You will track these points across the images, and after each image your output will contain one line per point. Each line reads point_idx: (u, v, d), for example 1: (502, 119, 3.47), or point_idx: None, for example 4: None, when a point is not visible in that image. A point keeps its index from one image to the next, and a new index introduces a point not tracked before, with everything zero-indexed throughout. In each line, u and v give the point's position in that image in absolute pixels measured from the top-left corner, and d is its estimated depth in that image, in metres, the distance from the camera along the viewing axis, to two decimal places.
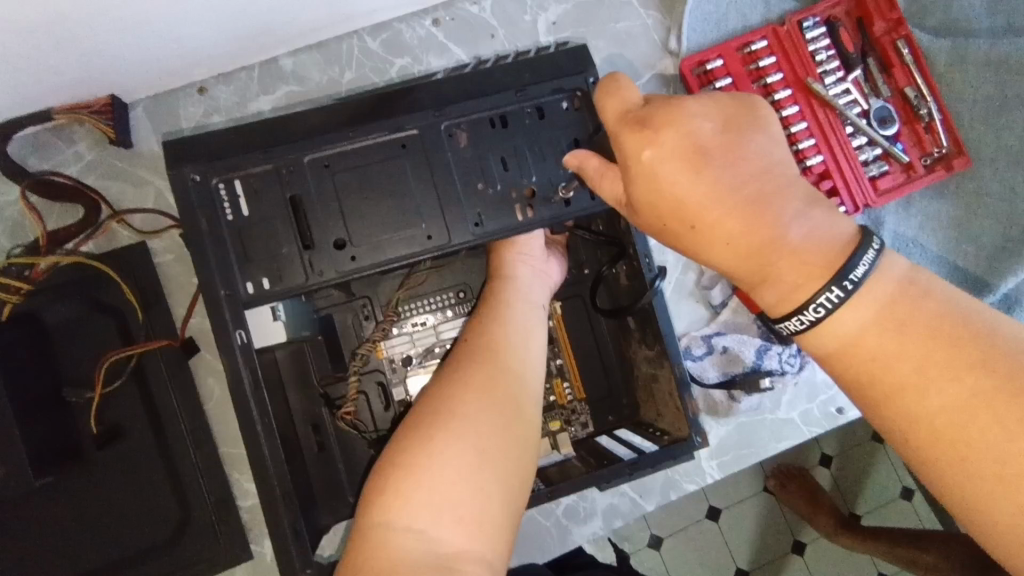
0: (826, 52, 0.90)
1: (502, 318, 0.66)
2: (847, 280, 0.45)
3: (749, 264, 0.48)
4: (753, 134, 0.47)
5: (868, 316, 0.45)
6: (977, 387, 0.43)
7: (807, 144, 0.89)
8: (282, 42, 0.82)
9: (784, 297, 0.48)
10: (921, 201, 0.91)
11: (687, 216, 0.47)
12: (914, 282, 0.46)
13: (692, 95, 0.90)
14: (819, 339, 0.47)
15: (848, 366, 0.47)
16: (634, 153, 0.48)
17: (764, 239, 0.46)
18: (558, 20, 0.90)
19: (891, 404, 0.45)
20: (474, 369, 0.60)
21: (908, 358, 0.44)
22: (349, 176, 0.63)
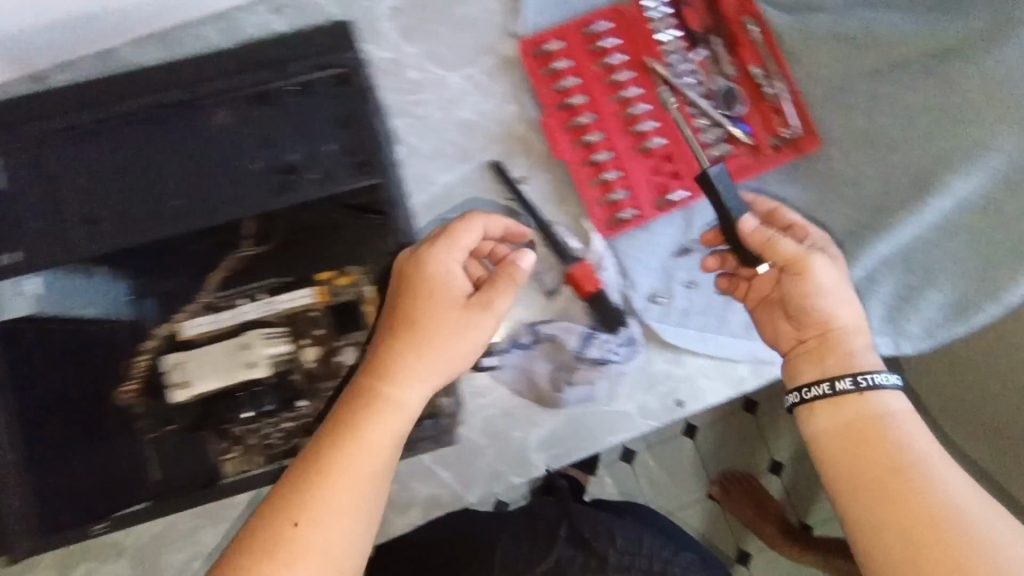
0: (670, 31, 0.87)
1: (352, 454, 0.64)
2: (860, 377, 0.70)
3: (853, 331, 0.73)
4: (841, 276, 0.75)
5: (850, 411, 0.70)
6: (965, 487, 0.64)
7: (648, 127, 0.86)
8: (111, 29, 0.83)
9: (848, 364, 0.72)
10: (774, 185, 0.87)
11: (837, 270, 0.75)
12: (876, 417, 0.69)
13: (531, 77, 0.88)
14: (872, 403, 0.69)
15: (864, 439, 0.68)
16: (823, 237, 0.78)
17: (831, 331, 0.73)
18: (398, 6, 0.89)
19: (896, 473, 0.65)
20: (309, 521, 0.62)
21: (853, 444, 0.68)
22: (105, 153, 0.64)
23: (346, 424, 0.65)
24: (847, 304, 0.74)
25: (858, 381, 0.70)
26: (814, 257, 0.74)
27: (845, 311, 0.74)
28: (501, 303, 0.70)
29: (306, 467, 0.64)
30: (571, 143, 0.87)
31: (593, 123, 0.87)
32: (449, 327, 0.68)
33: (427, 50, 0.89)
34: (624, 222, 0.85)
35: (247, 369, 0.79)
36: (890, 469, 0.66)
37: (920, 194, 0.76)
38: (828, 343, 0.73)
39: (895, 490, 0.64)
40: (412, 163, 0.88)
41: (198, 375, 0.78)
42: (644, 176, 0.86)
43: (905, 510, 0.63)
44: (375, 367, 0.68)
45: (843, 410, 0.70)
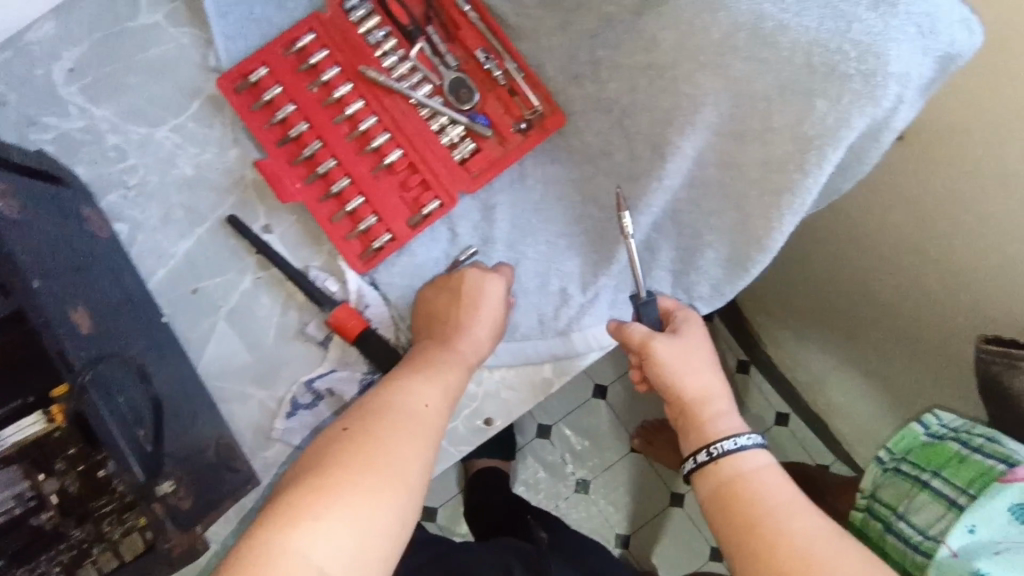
0: (380, 30, 0.79)
1: (422, 381, 0.66)
2: (713, 448, 0.66)
3: (705, 401, 0.69)
4: (707, 355, 0.71)
5: (722, 476, 0.65)
6: (826, 526, 0.59)
7: (382, 140, 0.79)
8: None
9: (708, 434, 0.68)
10: (536, 170, 0.82)
11: (690, 348, 0.70)
12: (744, 480, 0.63)
13: (241, 113, 0.79)
14: (729, 466, 0.65)
15: (734, 502, 0.62)
16: (687, 313, 0.73)
17: (694, 399, 0.69)
18: (76, 65, 0.80)
19: (754, 526, 0.60)
20: (373, 432, 0.60)
21: (728, 514, 0.62)
22: None
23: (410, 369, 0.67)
24: (705, 379, 0.70)
25: (710, 451, 0.66)
26: (659, 339, 0.69)
27: (699, 388, 0.69)
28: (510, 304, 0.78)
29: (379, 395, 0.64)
30: (306, 178, 0.79)
31: (324, 149, 0.79)
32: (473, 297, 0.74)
33: (125, 107, 0.80)
34: (379, 250, 0.78)
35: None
36: (750, 526, 0.60)
37: (658, 158, 0.70)
38: (687, 414, 0.70)
39: (755, 546, 0.59)
40: (139, 238, 0.79)
41: None
42: (393, 194, 0.79)
43: (774, 564, 0.57)
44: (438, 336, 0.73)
45: (712, 479, 0.65)
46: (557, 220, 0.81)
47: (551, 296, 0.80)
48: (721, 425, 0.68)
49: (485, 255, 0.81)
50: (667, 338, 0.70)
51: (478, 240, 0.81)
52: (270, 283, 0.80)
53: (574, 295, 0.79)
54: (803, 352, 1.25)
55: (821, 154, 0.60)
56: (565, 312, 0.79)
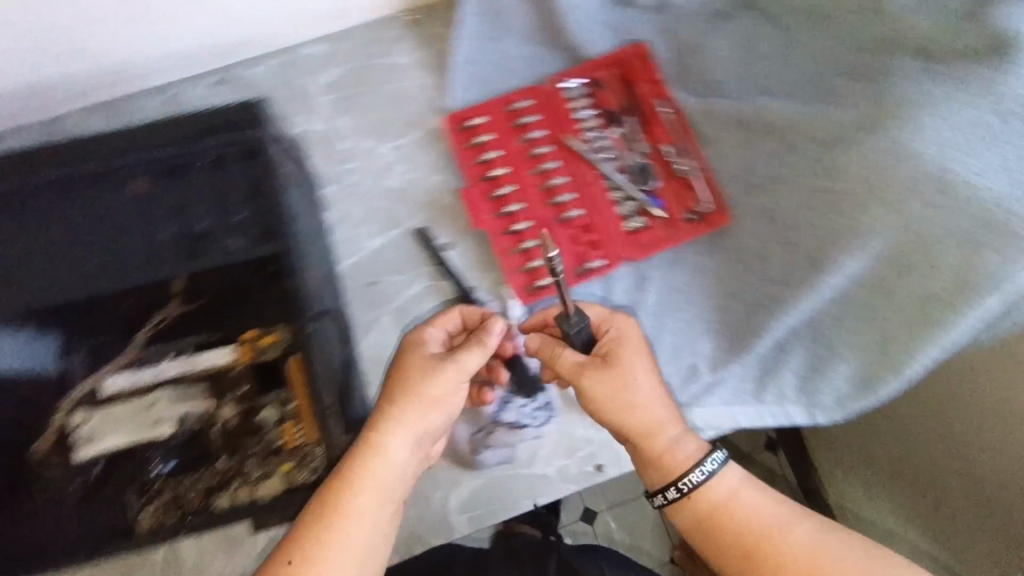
0: (587, 110, 0.93)
1: (356, 497, 0.66)
2: (683, 483, 0.69)
3: (655, 426, 0.70)
4: (644, 370, 0.71)
5: (703, 504, 0.69)
6: (815, 537, 0.66)
7: (567, 198, 0.91)
8: (66, 97, 0.90)
9: (670, 468, 0.70)
10: (690, 257, 0.90)
11: (626, 379, 0.71)
12: (727, 506, 0.68)
13: (456, 149, 0.93)
14: (704, 497, 0.69)
15: (724, 528, 0.68)
16: (624, 331, 0.73)
17: (646, 424, 0.70)
18: (335, 80, 0.95)
19: (750, 554, 0.66)
20: (310, 563, 0.62)
21: (722, 538, 0.68)
22: (29, 220, 0.69)
23: (347, 477, 0.66)
24: (653, 404, 0.70)
25: (681, 487, 0.69)
26: (587, 374, 0.71)
27: (653, 416, 0.70)
28: (468, 359, 0.72)
29: (321, 512, 0.64)
30: (493, 213, 0.91)
31: (516, 193, 0.91)
32: (420, 376, 0.71)
33: (360, 122, 0.95)
34: (541, 288, 0.88)
35: (160, 428, 0.81)
36: (746, 556, 0.66)
37: (816, 271, 0.78)
38: (644, 447, 0.71)
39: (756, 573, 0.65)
40: (341, 228, 0.92)
41: (116, 433, 0.80)
42: (564, 245, 0.90)
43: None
44: (375, 420, 0.70)
45: (687, 510, 0.70)
46: (702, 303, 0.89)
47: (681, 368, 0.88)
48: (678, 453, 0.69)
49: (630, 318, 0.90)
50: (596, 373, 0.71)
51: (627, 303, 0.91)
52: (438, 294, 0.89)
53: (703, 373, 0.88)
54: (868, 509, 1.02)
55: (976, 296, 0.68)
56: (691, 387, 0.87)
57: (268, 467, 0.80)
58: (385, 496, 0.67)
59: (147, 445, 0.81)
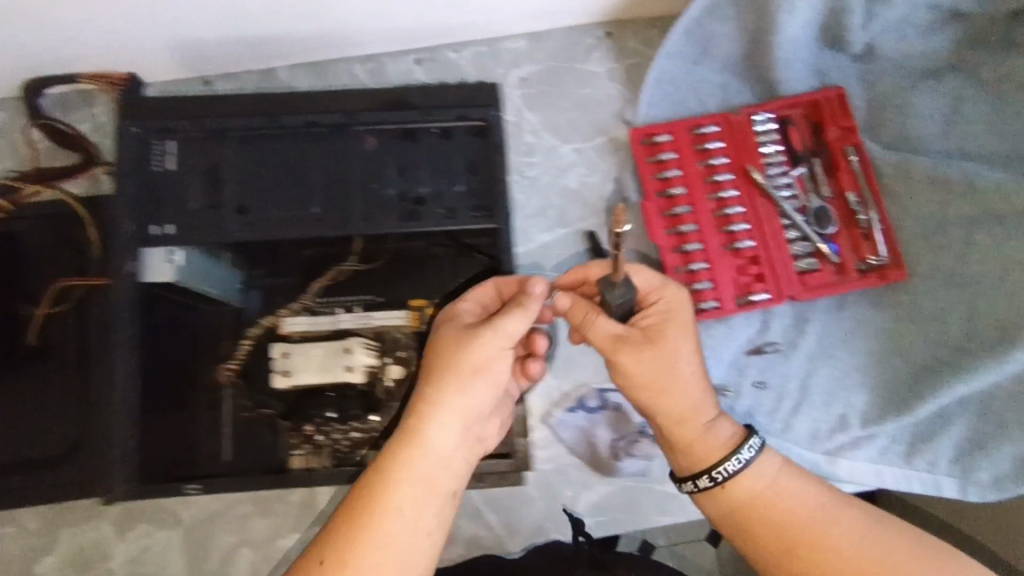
0: (773, 145, 0.93)
1: (395, 482, 0.62)
2: (716, 472, 0.70)
3: (697, 408, 0.71)
4: (684, 348, 0.70)
5: (743, 496, 0.69)
6: (864, 526, 0.66)
7: (740, 228, 0.91)
8: (280, 53, 0.95)
9: (700, 453, 0.71)
10: (854, 306, 0.90)
11: (668, 359, 0.69)
12: (767, 496, 0.69)
13: (637, 162, 0.94)
14: (740, 487, 0.69)
15: (759, 520, 0.68)
16: (673, 307, 0.71)
17: (684, 409, 0.70)
18: (528, 77, 0.98)
19: (793, 539, 0.67)
20: (352, 548, 0.59)
21: (762, 529, 0.68)
22: (266, 156, 0.71)
23: (383, 470, 0.63)
24: (688, 383, 0.70)
25: (714, 476, 0.70)
26: (624, 350, 0.69)
27: (688, 398, 0.70)
28: (508, 325, 0.67)
29: (358, 502, 0.62)
30: (665, 230, 0.92)
31: (689, 215, 0.92)
32: (456, 352, 0.67)
33: (547, 120, 0.97)
34: (703, 310, 0.89)
35: (349, 374, 0.79)
36: (789, 542, 0.67)
37: (1005, 342, 0.81)
38: (671, 430, 0.72)
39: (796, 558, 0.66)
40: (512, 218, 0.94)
41: (296, 370, 0.79)
42: (730, 273, 0.91)
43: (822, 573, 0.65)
44: (414, 403, 0.66)
45: (720, 501, 0.71)
46: (860, 354, 0.89)
47: (830, 417, 0.87)
48: (713, 437, 0.70)
49: (784, 357, 0.90)
50: (635, 350, 0.69)
51: (783, 341, 0.90)
52: None
53: (854, 426, 0.87)
54: None
55: None
56: (839, 437, 0.86)
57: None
58: (422, 489, 0.63)
59: (323, 389, 0.81)
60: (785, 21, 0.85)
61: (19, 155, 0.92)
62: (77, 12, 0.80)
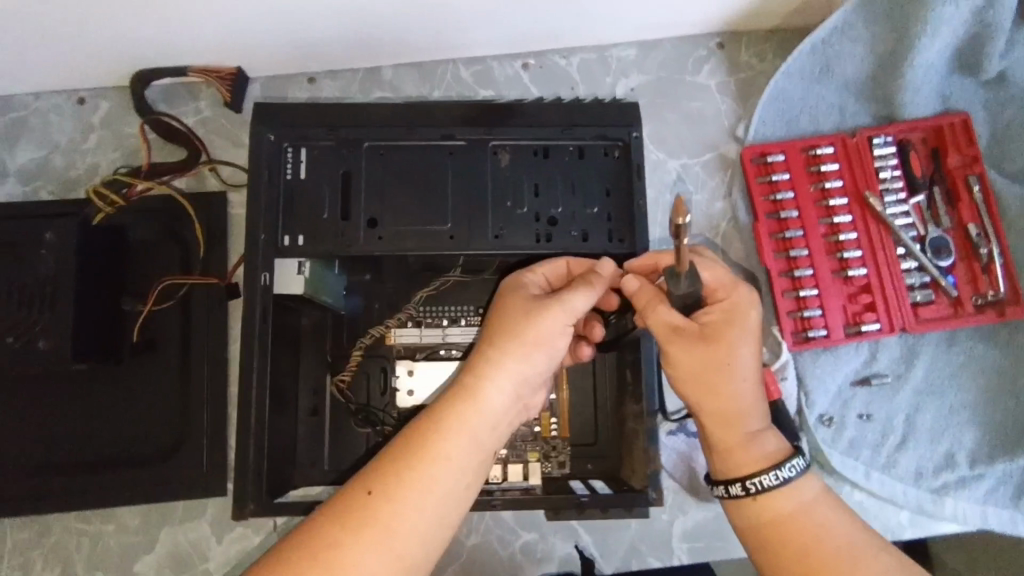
0: (891, 171, 0.90)
1: (447, 439, 0.59)
2: (752, 483, 0.63)
3: (745, 414, 0.65)
4: (745, 351, 0.64)
5: (774, 513, 0.63)
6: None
7: (853, 254, 0.89)
8: (387, 53, 0.92)
9: (739, 461, 0.64)
10: (966, 340, 0.88)
11: (723, 362, 0.63)
12: (802, 517, 0.62)
13: (748, 181, 0.92)
14: (775, 504, 0.63)
15: (787, 541, 0.61)
16: (735, 308, 0.64)
17: (734, 413, 0.64)
18: (636, 87, 0.95)
19: (814, 571, 0.60)
20: (392, 496, 0.57)
21: (789, 553, 0.61)
22: (398, 168, 0.70)
23: (438, 416, 0.60)
24: (736, 386, 0.64)
25: (748, 486, 0.63)
26: (677, 343, 0.64)
27: (738, 404, 0.64)
28: (577, 299, 0.64)
29: (408, 443, 0.59)
30: (775, 253, 0.90)
31: (801, 238, 0.90)
32: (520, 317, 0.63)
33: (655, 133, 0.94)
34: (812, 338, 0.88)
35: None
36: (808, 571, 0.60)
37: None
38: (716, 431, 0.66)
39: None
40: None
41: (413, 385, 0.81)
42: (840, 301, 0.89)
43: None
44: (473, 359, 0.63)
45: (750, 513, 0.64)
46: (969, 390, 0.88)
47: (936, 454, 0.86)
48: (757, 446, 0.64)
49: (891, 390, 0.88)
50: (688, 344, 0.64)
51: (891, 373, 0.88)
52: None
53: (961, 465, 0.85)
54: None
55: None
56: (945, 475, 0.85)
57: (516, 449, 0.83)
58: (467, 442, 0.60)
59: None
60: (925, 47, 0.85)
61: (121, 146, 0.91)
62: (198, 7, 0.78)
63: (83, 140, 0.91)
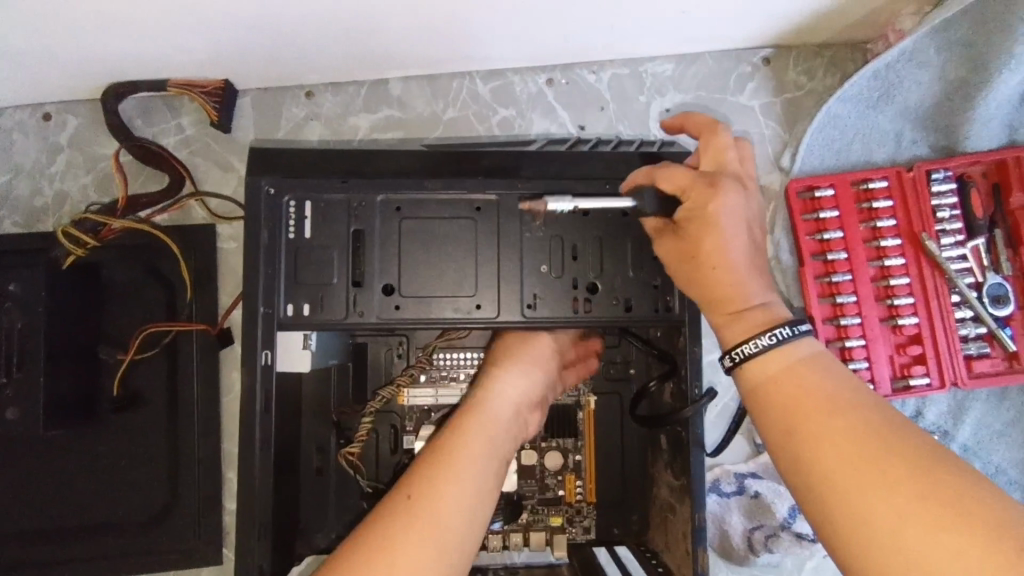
0: (950, 210, 0.82)
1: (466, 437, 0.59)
2: (776, 331, 0.50)
3: (729, 297, 0.53)
4: (726, 240, 0.52)
5: (789, 361, 0.49)
6: (925, 453, 0.42)
7: (904, 301, 0.82)
8: (395, 67, 0.81)
9: (742, 326, 0.52)
10: (1017, 395, 0.83)
11: (706, 262, 0.53)
12: (816, 365, 0.49)
13: (793, 218, 0.84)
14: (782, 357, 0.49)
15: (800, 387, 0.48)
16: (696, 204, 0.53)
17: (728, 293, 0.53)
18: (673, 108, 0.86)
19: (804, 429, 0.46)
20: (432, 489, 0.54)
21: (805, 397, 0.47)
22: (417, 226, 0.61)
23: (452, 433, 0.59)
24: (711, 275, 0.53)
25: (739, 353, 0.51)
26: (665, 248, 0.56)
27: (724, 292, 0.52)
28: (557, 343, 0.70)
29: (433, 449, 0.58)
30: (820, 298, 0.83)
31: (848, 282, 0.83)
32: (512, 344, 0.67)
33: None
34: None
35: (500, 481, 0.74)
36: (794, 406, 0.47)
37: None
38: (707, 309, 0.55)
39: (799, 452, 0.45)
40: None
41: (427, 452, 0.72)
42: (886, 352, 0.82)
43: (827, 483, 0.44)
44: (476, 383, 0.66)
45: (765, 368, 0.49)
46: (1018, 449, 0.83)
47: None
48: (753, 318, 0.52)
49: None
50: (670, 254, 0.55)
51: (936, 430, 0.83)
52: None
53: None
54: None
55: None
56: None
57: (537, 514, 0.76)
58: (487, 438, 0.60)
59: None
60: (1005, 78, 0.79)
61: (94, 171, 0.81)
62: (178, 24, 0.66)
63: (50, 162, 0.81)
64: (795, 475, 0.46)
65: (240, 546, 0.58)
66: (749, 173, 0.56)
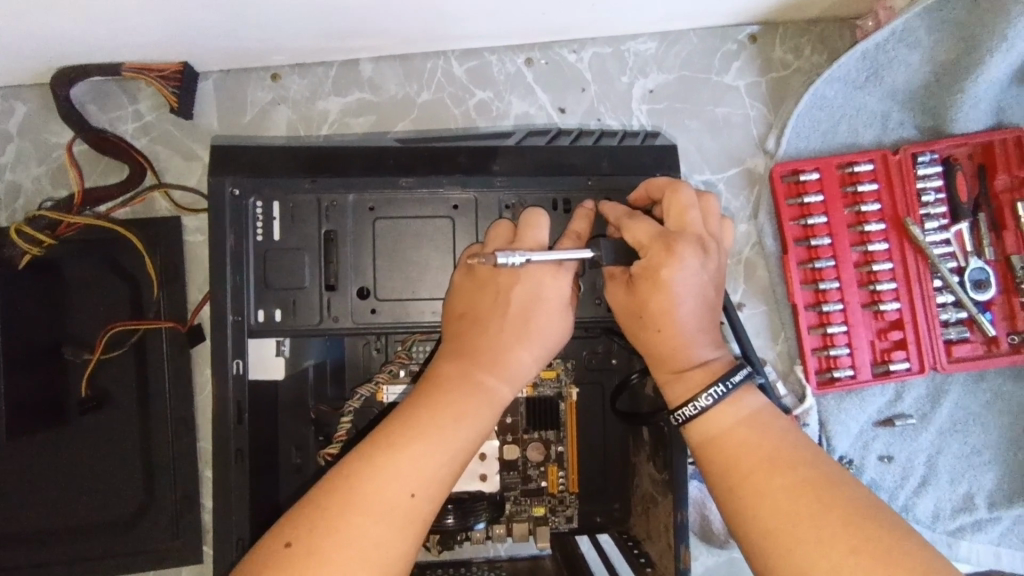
0: (934, 193, 0.81)
1: (461, 414, 0.50)
2: (723, 384, 0.50)
3: (670, 358, 0.52)
4: (671, 304, 0.51)
5: (737, 419, 0.49)
6: (860, 507, 0.43)
7: (886, 287, 0.81)
8: (366, 47, 0.77)
9: (690, 386, 0.51)
10: (994, 377, 0.84)
11: (647, 321, 0.52)
12: (763, 417, 0.50)
13: (778, 203, 0.82)
14: (714, 421, 0.50)
15: (745, 445, 0.48)
16: (651, 266, 0.51)
17: (669, 351, 0.52)
18: (656, 89, 0.83)
19: (743, 488, 0.46)
20: (398, 459, 0.47)
21: (754, 449, 0.48)
22: (393, 226, 0.58)
23: (446, 398, 0.50)
24: (654, 335, 0.52)
25: (677, 417, 0.51)
26: (612, 292, 0.54)
27: (665, 351, 0.52)
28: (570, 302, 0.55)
29: (401, 432, 0.48)
30: (803, 284, 0.83)
31: (832, 269, 0.82)
32: (548, 329, 0.54)
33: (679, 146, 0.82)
34: (838, 380, 0.82)
35: (483, 482, 0.72)
36: (737, 467, 0.47)
37: None
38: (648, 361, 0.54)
39: (740, 508, 0.46)
40: None
41: None
42: (867, 338, 0.82)
43: (768, 537, 0.44)
44: (492, 352, 0.52)
45: (705, 429, 0.50)
46: (994, 430, 0.84)
47: (954, 497, 0.83)
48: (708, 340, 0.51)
49: (916, 432, 0.84)
50: (616, 296, 0.54)
51: (916, 413, 0.84)
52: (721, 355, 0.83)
53: (980, 508, 0.83)
54: None
55: None
56: (963, 518, 0.83)
57: (519, 505, 0.75)
58: (481, 433, 0.51)
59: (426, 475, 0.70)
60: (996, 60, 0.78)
61: (47, 162, 0.77)
62: (131, 5, 0.62)
63: None
64: (736, 529, 0.47)
65: (217, 557, 0.57)
66: (711, 233, 0.54)
